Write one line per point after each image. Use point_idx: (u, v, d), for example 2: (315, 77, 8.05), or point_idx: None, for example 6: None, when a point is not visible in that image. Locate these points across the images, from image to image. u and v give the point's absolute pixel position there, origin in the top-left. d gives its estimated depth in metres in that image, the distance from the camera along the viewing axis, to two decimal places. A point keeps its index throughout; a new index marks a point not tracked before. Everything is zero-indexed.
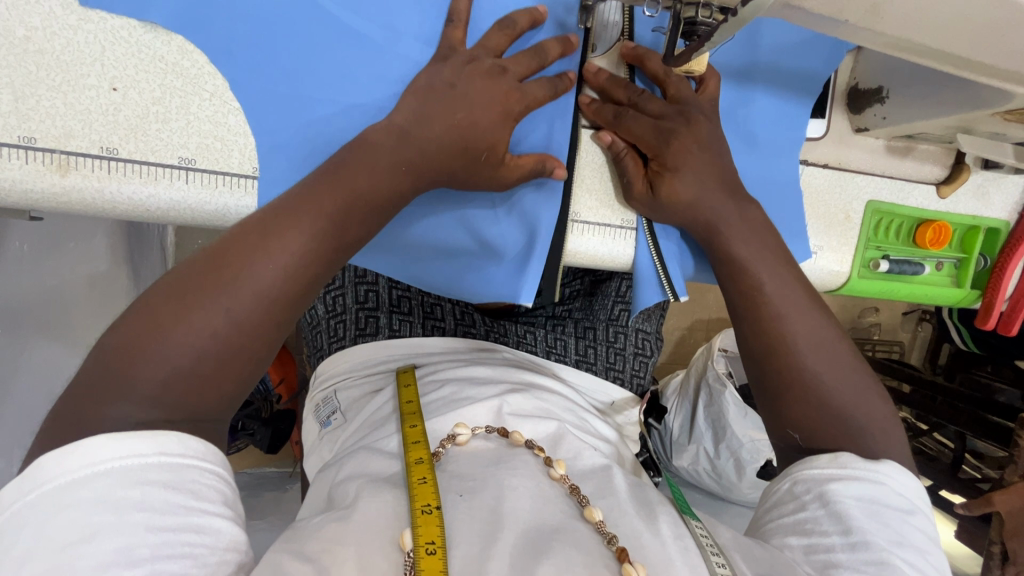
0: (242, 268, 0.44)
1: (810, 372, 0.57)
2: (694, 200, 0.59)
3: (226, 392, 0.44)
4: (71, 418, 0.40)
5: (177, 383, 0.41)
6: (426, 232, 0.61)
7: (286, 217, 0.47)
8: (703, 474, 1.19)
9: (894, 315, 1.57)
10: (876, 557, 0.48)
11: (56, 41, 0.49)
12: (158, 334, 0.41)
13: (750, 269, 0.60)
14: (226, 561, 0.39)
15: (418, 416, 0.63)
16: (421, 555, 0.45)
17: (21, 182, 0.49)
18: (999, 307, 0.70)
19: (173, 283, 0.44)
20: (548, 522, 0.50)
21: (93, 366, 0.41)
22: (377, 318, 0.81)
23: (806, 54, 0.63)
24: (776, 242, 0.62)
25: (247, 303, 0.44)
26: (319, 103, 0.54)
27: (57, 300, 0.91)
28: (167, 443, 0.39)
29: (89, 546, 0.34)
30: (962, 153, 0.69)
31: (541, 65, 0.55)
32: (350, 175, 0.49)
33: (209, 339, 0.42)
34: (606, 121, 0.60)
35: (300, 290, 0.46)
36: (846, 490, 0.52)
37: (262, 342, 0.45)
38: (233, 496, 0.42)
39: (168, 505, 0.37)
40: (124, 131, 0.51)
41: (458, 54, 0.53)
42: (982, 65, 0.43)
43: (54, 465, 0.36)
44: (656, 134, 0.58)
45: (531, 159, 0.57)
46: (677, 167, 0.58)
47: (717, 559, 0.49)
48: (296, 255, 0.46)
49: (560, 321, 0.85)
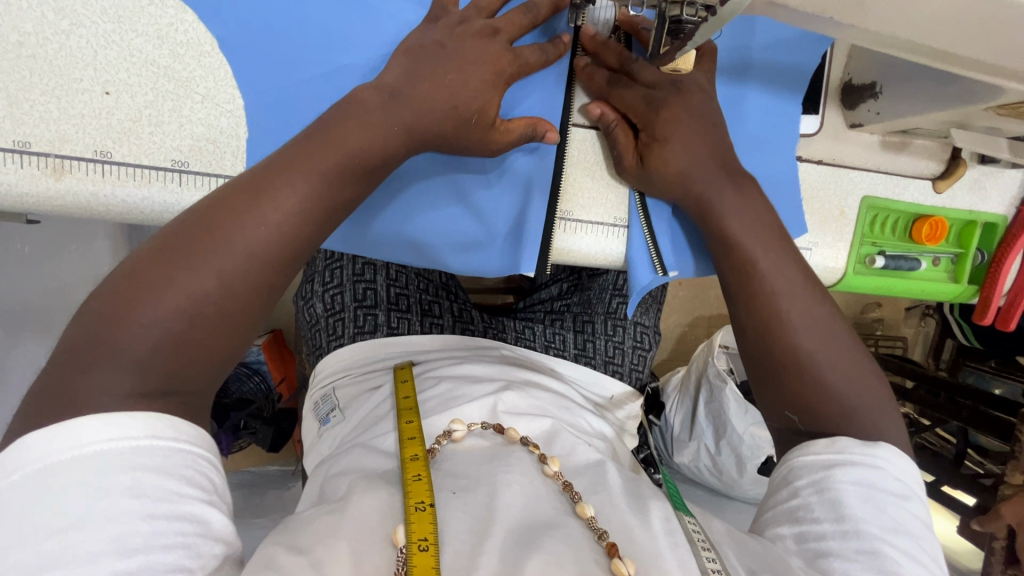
0: (232, 229, 0.45)
1: (804, 350, 0.57)
2: (684, 171, 0.59)
3: (216, 357, 0.44)
4: (54, 398, 0.39)
5: (168, 345, 0.42)
6: (423, 225, 0.61)
7: (276, 176, 0.47)
8: (704, 470, 1.19)
9: (897, 311, 1.57)
10: (868, 545, 0.48)
11: (49, 47, 0.49)
12: (146, 297, 0.41)
13: (743, 246, 0.59)
14: (216, 554, 0.40)
15: (416, 412, 0.63)
16: (413, 551, 0.45)
17: (17, 186, 0.49)
18: (997, 302, 0.70)
19: (160, 248, 0.44)
20: (539, 516, 0.50)
21: (78, 334, 0.41)
22: (375, 316, 0.81)
23: (800, 50, 0.63)
24: (768, 212, 0.61)
25: (240, 263, 0.44)
26: (308, 63, 0.54)
27: (58, 301, 0.92)
28: (158, 426, 0.40)
29: (80, 533, 0.35)
30: (958, 149, 0.69)
31: (532, 22, 0.55)
32: (340, 136, 0.49)
33: (201, 300, 0.43)
34: (599, 85, 0.60)
35: (292, 254, 0.47)
36: (845, 476, 0.51)
37: (254, 305, 0.45)
38: (221, 486, 0.43)
39: (160, 492, 0.38)
40: (117, 134, 0.51)
41: (450, 14, 0.54)
42: (971, 60, 0.42)
43: (40, 445, 0.37)
44: (646, 103, 0.58)
45: (521, 123, 0.57)
46: (666, 138, 0.58)
47: (709, 554, 0.49)
48: (286, 218, 0.46)
49: (559, 315, 0.88)
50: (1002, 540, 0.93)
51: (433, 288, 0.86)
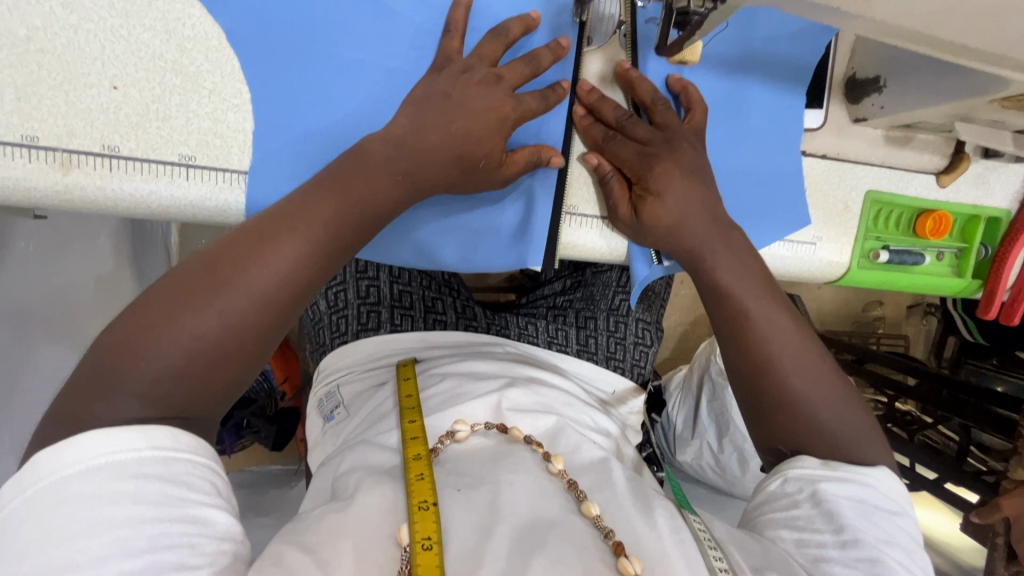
0: (238, 272, 0.45)
1: (796, 392, 0.57)
2: (675, 224, 0.59)
3: (216, 392, 0.45)
4: (69, 415, 0.41)
5: (168, 381, 0.42)
6: (430, 226, 0.61)
7: (284, 220, 0.47)
8: (707, 469, 1.19)
9: (898, 309, 1.57)
10: (867, 554, 0.48)
11: (57, 41, 0.49)
12: (150, 333, 0.42)
13: (734, 296, 0.59)
14: (223, 551, 0.40)
15: (417, 411, 0.63)
16: (417, 550, 0.45)
17: (24, 180, 0.50)
18: (1001, 297, 0.70)
19: (167, 285, 0.45)
20: (545, 514, 0.50)
21: (87, 364, 0.42)
22: (379, 313, 0.81)
23: (800, 43, 0.63)
24: (758, 265, 0.61)
25: (242, 306, 0.45)
26: (315, 56, 0.54)
27: (63, 299, 0.93)
28: (159, 438, 0.40)
29: (85, 539, 0.35)
30: (961, 143, 0.69)
31: (534, 72, 0.55)
32: (348, 180, 0.50)
33: (201, 339, 0.43)
34: (595, 138, 0.61)
35: (294, 295, 0.47)
36: (839, 490, 0.52)
37: (255, 346, 0.46)
38: (225, 488, 0.43)
39: (163, 497, 0.38)
40: (124, 129, 0.51)
41: (454, 64, 0.54)
42: (979, 52, 0.42)
43: (51, 461, 0.37)
44: (640, 157, 0.59)
45: (525, 152, 0.57)
46: (659, 191, 0.58)
47: (715, 553, 0.49)
48: (291, 261, 0.46)
49: (562, 311, 0.87)
50: (1003, 534, 0.92)
51: (435, 286, 0.85)
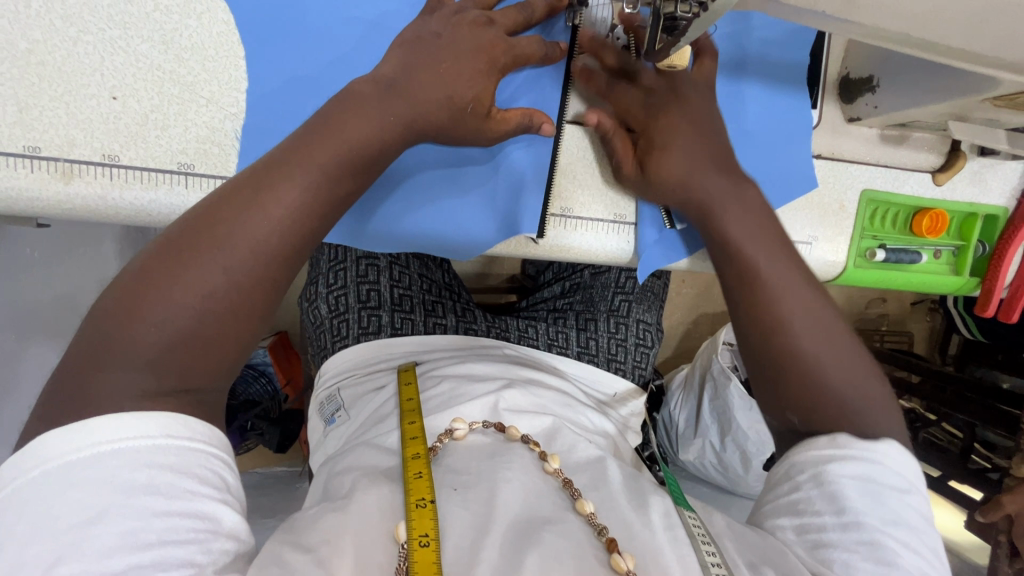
0: (235, 226, 0.45)
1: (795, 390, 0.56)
2: (684, 175, 0.60)
3: (228, 352, 0.45)
4: (72, 392, 0.40)
5: (179, 342, 0.42)
6: (421, 214, 0.62)
7: (276, 172, 0.47)
8: (710, 467, 1.19)
9: (903, 306, 1.56)
10: (868, 537, 0.48)
11: (57, 53, 0.50)
12: (154, 296, 0.42)
13: (744, 252, 0.60)
14: (227, 550, 0.40)
15: (418, 413, 0.64)
16: (414, 547, 0.46)
17: (27, 190, 0.51)
18: (999, 294, 0.69)
19: (164, 246, 0.44)
20: (539, 513, 0.51)
21: (87, 335, 0.41)
22: (379, 317, 0.82)
23: (793, 48, 0.64)
24: (770, 220, 0.62)
25: (245, 259, 0.45)
26: (308, 55, 0.55)
27: (70, 306, 0.94)
28: (173, 426, 0.40)
29: (96, 528, 0.35)
30: (956, 141, 0.69)
31: (528, 19, 0.56)
32: (336, 125, 0.49)
33: (208, 295, 0.43)
34: (597, 87, 0.61)
35: (296, 244, 0.47)
36: (843, 470, 0.52)
37: (262, 300, 0.46)
38: (234, 484, 0.43)
39: (172, 489, 0.38)
40: (124, 138, 0.52)
41: (445, 7, 0.55)
42: (966, 52, 0.43)
43: (61, 443, 0.37)
44: (644, 108, 0.61)
45: (518, 113, 0.57)
46: (664, 145, 0.60)
47: (708, 548, 0.50)
48: (290, 210, 0.46)
49: (562, 313, 0.90)
50: (1006, 531, 0.91)
51: (435, 289, 0.87)
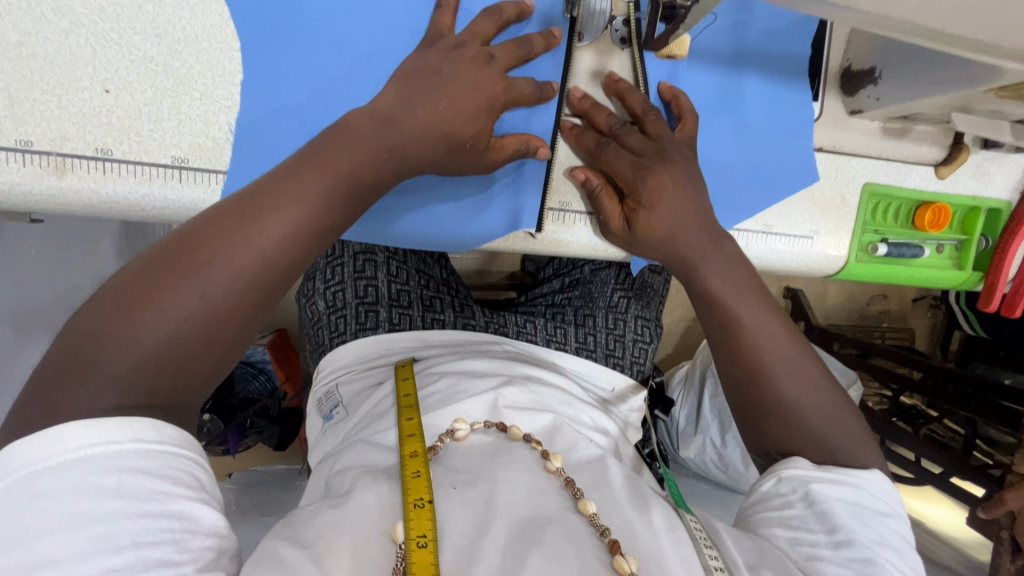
0: (216, 253, 0.43)
1: (786, 397, 0.56)
2: (671, 231, 0.59)
3: (198, 377, 0.43)
4: (42, 405, 0.38)
5: (149, 367, 0.40)
6: (416, 210, 0.61)
7: (265, 201, 0.45)
8: (710, 465, 1.18)
9: (904, 302, 1.55)
10: (860, 554, 0.48)
11: (49, 46, 0.49)
12: (128, 316, 0.40)
13: (727, 303, 0.59)
14: (207, 547, 0.39)
15: (416, 408, 0.63)
16: (412, 548, 0.45)
17: (20, 184, 0.50)
18: (1002, 288, 0.69)
19: (145, 265, 0.42)
20: (541, 512, 0.50)
21: (61, 349, 0.40)
22: (377, 312, 0.81)
23: (792, 40, 0.64)
24: (753, 275, 0.62)
25: (225, 285, 0.43)
26: (303, 48, 0.54)
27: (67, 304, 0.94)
28: (141, 429, 0.38)
29: (66, 535, 0.33)
30: (959, 134, 0.68)
31: (526, 55, 0.56)
32: (329, 158, 0.48)
33: (183, 322, 0.41)
34: (587, 146, 0.61)
35: (276, 275, 0.45)
36: (831, 492, 0.51)
37: (236, 329, 0.44)
38: (210, 482, 0.41)
39: (144, 491, 0.36)
40: (117, 132, 0.52)
41: (445, 39, 0.54)
42: (971, 42, 0.42)
43: (26, 452, 0.35)
44: (633, 168, 0.59)
45: (515, 140, 0.58)
46: (651, 204, 0.59)
47: (711, 551, 0.49)
48: (274, 242, 0.45)
49: (560, 308, 0.89)
50: (1008, 527, 0.91)
51: (433, 286, 0.87)
